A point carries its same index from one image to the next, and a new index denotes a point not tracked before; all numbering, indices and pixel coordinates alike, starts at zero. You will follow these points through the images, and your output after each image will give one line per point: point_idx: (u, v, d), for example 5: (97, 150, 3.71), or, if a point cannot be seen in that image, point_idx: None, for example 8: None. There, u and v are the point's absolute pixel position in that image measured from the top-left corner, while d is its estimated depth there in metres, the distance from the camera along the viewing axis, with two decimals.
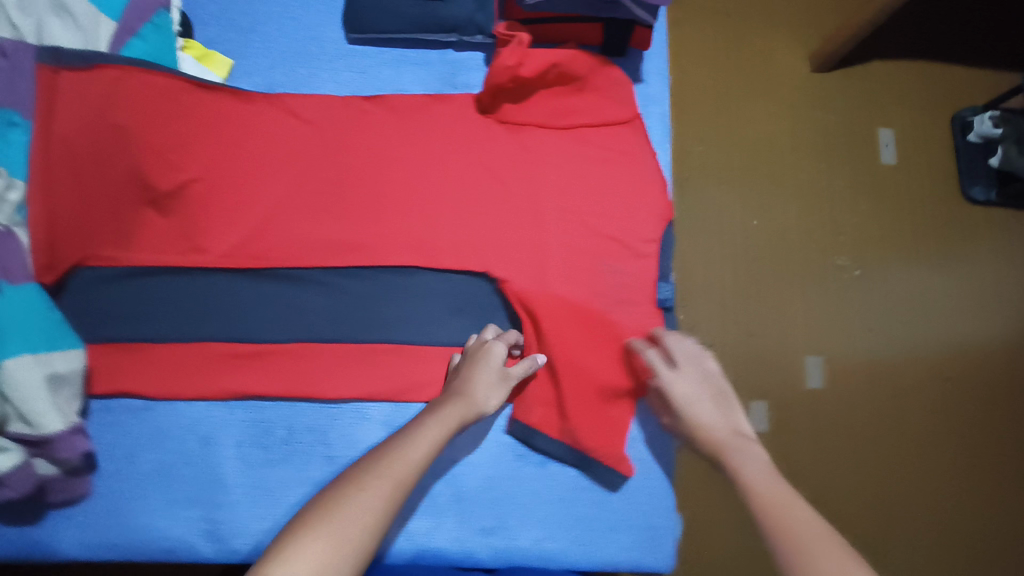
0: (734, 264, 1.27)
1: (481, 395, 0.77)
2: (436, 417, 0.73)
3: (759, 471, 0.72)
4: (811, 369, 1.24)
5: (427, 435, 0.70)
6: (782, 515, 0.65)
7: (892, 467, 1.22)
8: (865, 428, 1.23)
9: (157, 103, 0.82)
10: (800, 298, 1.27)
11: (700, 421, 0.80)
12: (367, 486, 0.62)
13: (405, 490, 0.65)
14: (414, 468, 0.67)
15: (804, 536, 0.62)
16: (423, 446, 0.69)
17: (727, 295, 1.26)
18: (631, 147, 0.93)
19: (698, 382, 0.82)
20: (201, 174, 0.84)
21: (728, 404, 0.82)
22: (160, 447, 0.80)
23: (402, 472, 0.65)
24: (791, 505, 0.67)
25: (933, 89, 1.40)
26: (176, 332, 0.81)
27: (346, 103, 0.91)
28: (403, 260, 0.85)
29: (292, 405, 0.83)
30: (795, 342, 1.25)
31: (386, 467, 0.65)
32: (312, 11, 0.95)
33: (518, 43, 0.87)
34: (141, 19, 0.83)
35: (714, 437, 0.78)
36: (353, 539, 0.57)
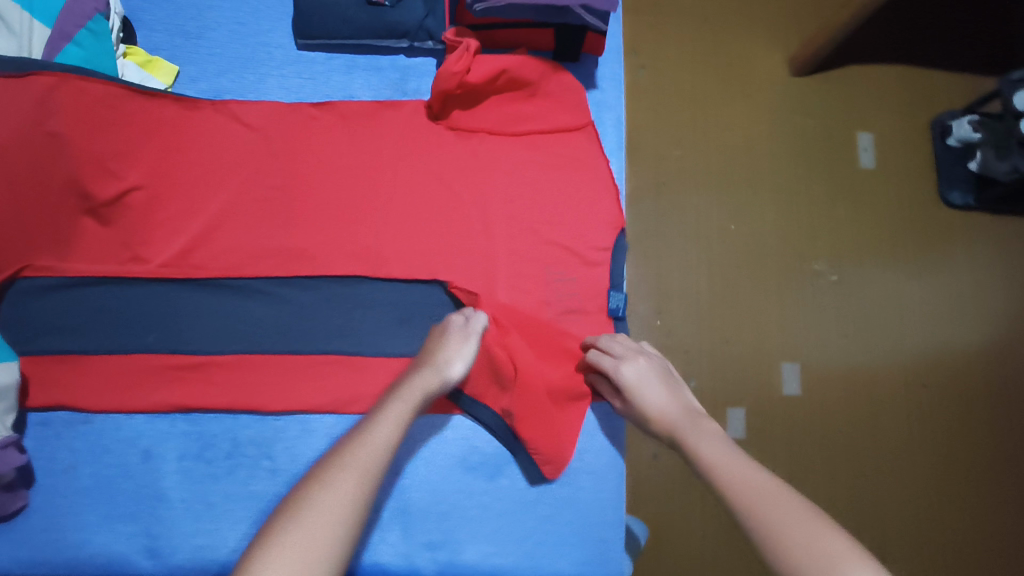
0: (711, 269, 1.26)
1: (448, 364, 0.75)
2: (395, 397, 0.70)
3: (717, 446, 0.70)
4: (787, 375, 1.23)
5: (389, 415, 0.67)
6: (747, 489, 0.63)
7: (867, 473, 1.21)
8: (842, 433, 1.22)
9: (96, 111, 0.81)
10: (776, 303, 1.26)
11: (653, 404, 0.78)
12: (332, 479, 0.59)
13: (376, 477, 0.61)
14: (383, 451, 0.64)
15: (773, 507, 0.59)
16: (387, 428, 0.66)
17: (703, 301, 1.24)
18: (584, 154, 0.92)
19: (645, 367, 0.81)
20: (142, 183, 0.83)
21: (677, 385, 0.81)
22: (99, 461, 0.78)
23: (368, 456, 0.62)
24: (756, 478, 0.64)
25: (908, 93, 1.39)
26: (116, 344, 0.79)
27: (294, 110, 0.89)
28: (349, 270, 0.85)
29: (235, 417, 0.81)
30: (772, 347, 1.24)
31: (350, 456, 0.62)
32: (261, 17, 0.94)
33: (465, 50, 0.86)
34: (76, 25, 0.81)
35: (668, 419, 0.76)
36: (325, 539, 0.54)
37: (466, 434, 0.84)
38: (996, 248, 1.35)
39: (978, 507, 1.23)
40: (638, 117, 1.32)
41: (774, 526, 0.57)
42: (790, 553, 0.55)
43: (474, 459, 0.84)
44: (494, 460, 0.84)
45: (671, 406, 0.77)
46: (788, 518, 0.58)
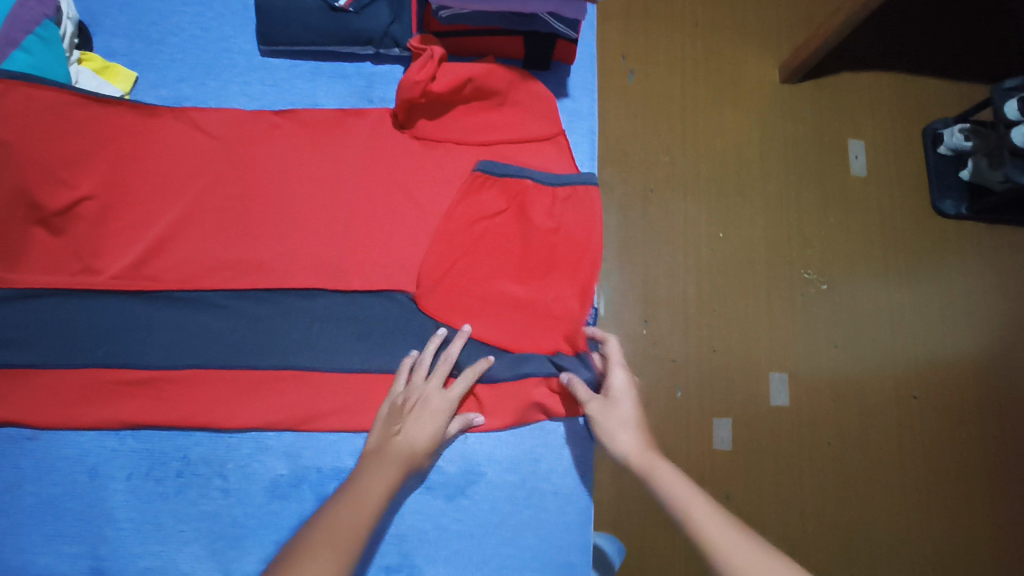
0: (699, 277, 1.23)
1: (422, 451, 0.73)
2: (366, 478, 0.68)
3: (683, 484, 0.68)
4: (776, 386, 1.19)
5: (363, 495, 0.66)
6: (721, 535, 0.61)
7: (858, 487, 1.18)
8: (830, 446, 1.19)
9: (45, 119, 0.79)
10: (765, 312, 1.23)
11: (625, 424, 0.76)
12: (321, 555, 0.56)
13: (354, 550, 0.59)
14: (362, 530, 0.61)
15: (749, 561, 0.58)
16: (362, 507, 0.64)
17: (690, 310, 1.21)
18: (554, 165, 0.90)
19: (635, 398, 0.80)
20: (96, 192, 0.80)
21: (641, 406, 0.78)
22: (46, 479, 0.76)
23: (346, 533, 0.60)
24: (732, 526, 0.63)
25: (899, 101, 1.37)
26: (64, 357, 0.76)
27: (256, 117, 0.87)
28: (309, 282, 0.82)
29: (187, 434, 0.79)
30: (761, 357, 1.20)
31: (329, 531, 0.59)
32: (226, 23, 0.93)
33: (429, 58, 0.83)
34: (25, 31, 0.79)
35: (631, 444, 0.74)
36: None
37: None
38: (988, 259, 1.32)
39: (970, 521, 1.20)
40: (624, 122, 1.29)
41: None
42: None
43: (435, 479, 0.81)
44: (456, 480, 0.82)
45: (638, 432, 0.75)
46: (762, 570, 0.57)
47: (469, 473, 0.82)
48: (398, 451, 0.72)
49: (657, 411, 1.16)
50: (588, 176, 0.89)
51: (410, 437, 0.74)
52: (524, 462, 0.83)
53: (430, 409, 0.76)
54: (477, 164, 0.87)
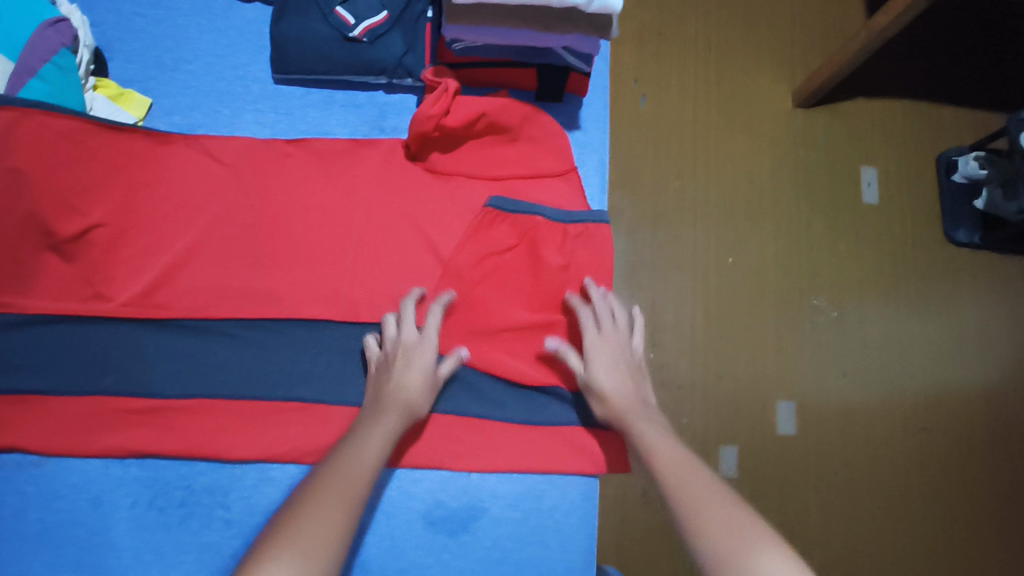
0: (706, 302, 1.22)
1: (414, 390, 0.74)
2: (372, 426, 0.70)
3: (659, 435, 0.72)
4: (782, 415, 1.18)
5: (368, 442, 0.68)
6: (680, 480, 0.64)
7: (863, 520, 1.16)
8: (837, 475, 1.17)
9: (59, 146, 0.80)
10: (774, 339, 1.22)
11: (609, 393, 0.77)
12: (325, 501, 0.59)
13: (359, 497, 0.62)
14: (365, 476, 0.64)
15: (708, 493, 0.61)
16: (369, 454, 0.66)
17: (699, 336, 1.20)
18: (565, 200, 0.90)
19: (615, 355, 0.80)
20: (107, 219, 0.81)
21: (638, 377, 0.80)
22: (50, 506, 0.75)
23: (345, 487, 0.61)
24: (691, 471, 0.65)
25: (914, 129, 1.36)
26: (73, 384, 0.77)
27: (268, 146, 0.88)
28: (316, 313, 0.82)
29: (190, 464, 0.78)
30: (769, 385, 1.19)
31: (338, 478, 0.62)
32: (240, 51, 0.93)
33: (444, 91, 0.83)
34: (42, 59, 0.79)
35: (624, 403, 0.76)
36: (314, 548, 0.54)
37: (429, 487, 0.81)
38: (1002, 291, 1.31)
39: (977, 557, 1.18)
40: (636, 145, 1.28)
41: (705, 496, 0.61)
42: (704, 531, 0.57)
43: (438, 514, 0.80)
44: (458, 516, 0.81)
45: (627, 388, 0.78)
46: (707, 502, 0.60)
47: (472, 508, 0.81)
48: (392, 405, 0.73)
49: None
50: (599, 213, 0.88)
51: (400, 384, 0.75)
52: (527, 498, 0.82)
53: (412, 356, 0.76)
54: (488, 202, 0.87)
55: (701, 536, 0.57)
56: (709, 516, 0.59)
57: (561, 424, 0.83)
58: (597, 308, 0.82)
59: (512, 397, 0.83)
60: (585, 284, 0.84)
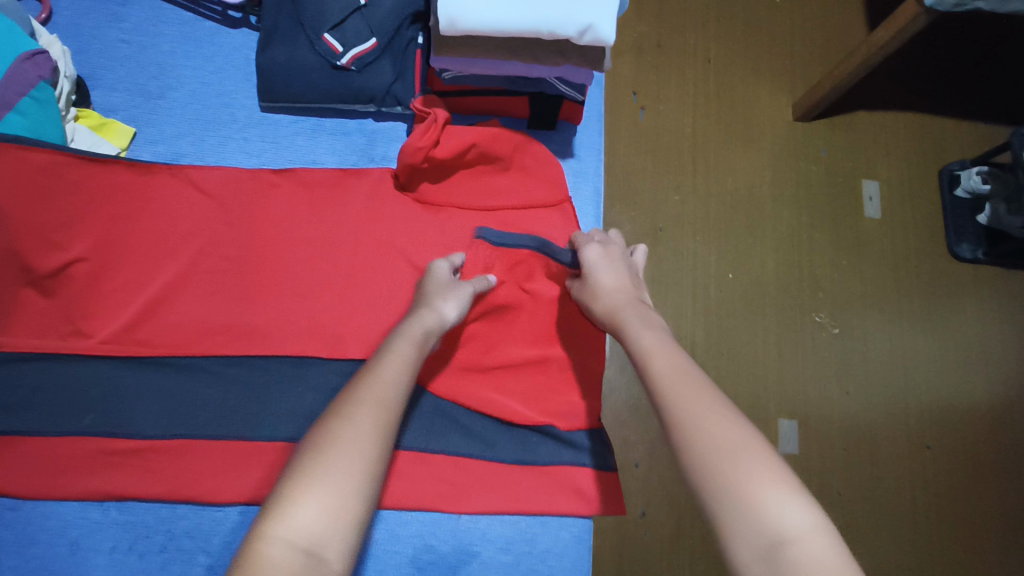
0: (706, 319, 1.19)
1: (442, 303, 0.72)
2: (398, 336, 0.66)
3: (656, 339, 0.66)
4: (784, 433, 1.16)
5: (396, 353, 0.63)
6: (676, 386, 0.60)
7: (869, 541, 1.13)
8: (841, 495, 1.14)
9: (38, 179, 0.78)
10: (774, 355, 1.19)
11: (602, 287, 0.75)
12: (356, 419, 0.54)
13: (397, 413, 0.58)
14: (397, 389, 0.60)
15: (706, 407, 0.57)
16: (397, 364, 0.62)
17: (699, 354, 1.18)
18: (559, 230, 0.88)
19: (610, 258, 0.79)
20: (87, 254, 0.79)
21: (636, 284, 0.77)
22: (25, 552, 0.73)
23: (379, 399, 0.57)
24: (690, 377, 0.60)
25: (916, 142, 1.34)
26: (51, 425, 0.75)
27: (254, 176, 0.86)
28: (302, 349, 0.80)
29: (172, 507, 0.76)
30: (770, 403, 1.17)
31: (362, 392, 0.58)
32: (226, 77, 0.92)
33: (433, 122, 0.81)
34: (20, 93, 0.77)
35: (617, 298, 0.74)
36: (353, 474, 0.51)
37: (418, 530, 0.79)
38: (1008, 309, 1.28)
39: None
40: (634, 160, 1.26)
41: (701, 410, 0.57)
42: (705, 455, 0.53)
43: (426, 558, 0.78)
44: (448, 559, 0.78)
45: (621, 292, 0.74)
46: (708, 417, 0.56)
47: (462, 552, 0.79)
48: (420, 316, 0.69)
49: None
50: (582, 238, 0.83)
51: (429, 301, 0.72)
52: (519, 541, 0.79)
53: (435, 280, 0.75)
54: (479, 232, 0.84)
55: (703, 457, 0.53)
56: (714, 434, 0.55)
57: (553, 462, 0.81)
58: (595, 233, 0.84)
59: (501, 435, 0.81)
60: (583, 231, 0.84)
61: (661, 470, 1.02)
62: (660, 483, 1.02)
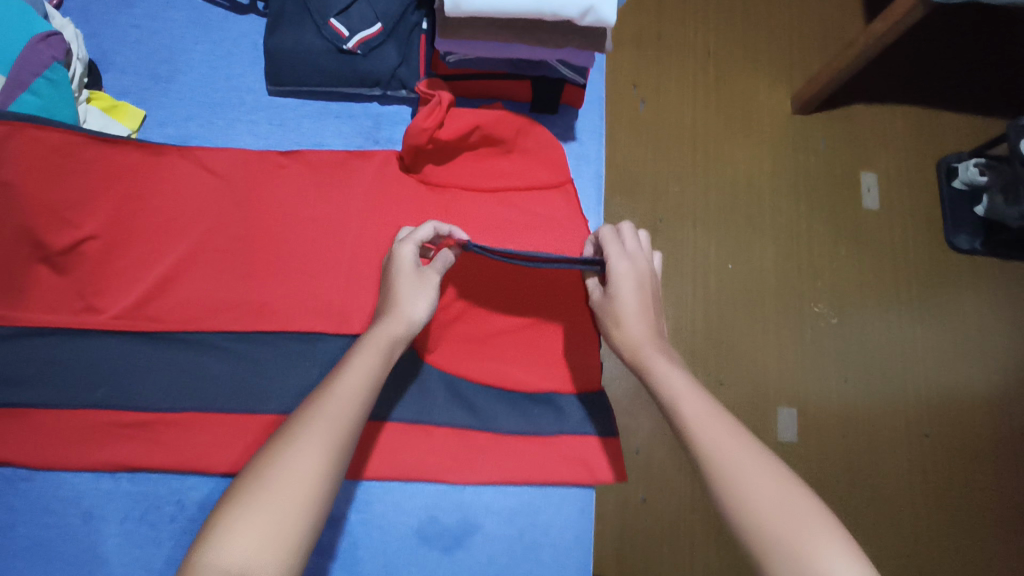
0: (706, 308, 1.21)
1: (410, 304, 0.67)
2: (360, 346, 0.62)
3: (684, 378, 0.62)
4: (784, 421, 1.18)
5: (356, 363, 0.60)
6: (716, 434, 0.56)
7: (867, 528, 1.15)
8: (840, 482, 1.16)
9: (51, 159, 0.80)
10: (773, 344, 1.21)
11: (627, 313, 0.69)
12: (299, 446, 0.51)
13: (349, 435, 0.54)
14: (354, 404, 0.56)
15: (750, 464, 0.53)
16: (354, 379, 0.58)
17: (699, 343, 1.19)
18: (560, 212, 0.90)
19: (639, 273, 0.71)
20: (99, 232, 0.81)
21: (657, 305, 0.72)
22: (39, 520, 0.75)
23: (331, 422, 0.54)
24: (727, 425, 0.57)
25: (914, 134, 1.35)
26: (64, 397, 0.77)
27: (262, 158, 0.88)
28: (309, 326, 0.82)
29: (181, 478, 0.78)
30: (769, 391, 1.19)
31: (313, 414, 0.54)
32: (234, 61, 0.93)
33: (439, 104, 0.82)
34: (33, 73, 0.79)
35: (642, 334, 0.68)
36: (290, 503, 0.48)
37: (423, 502, 0.80)
38: (1003, 299, 1.30)
39: (978, 562, 1.17)
40: (635, 150, 1.28)
41: (745, 467, 0.53)
42: (757, 520, 0.50)
43: (432, 529, 0.80)
44: (453, 531, 0.80)
45: (646, 319, 0.69)
46: (750, 474, 0.53)
47: (467, 524, 0.80)
48: (385, 324, 0.65)
49: None
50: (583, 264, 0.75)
51: (398, 303, 0.67)
52: (523, 514, 0.81)
53: (405, 274, 0.68)
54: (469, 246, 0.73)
55: (756, 522, 0.50)
56: (763, 495, 0.51)
57: (555, 433, 0.82)
58: (623, 233, 0.74)
59: (504, 409, 0.83)
60: (619, 225, 0.76)
61: (661, 455, 1.05)
62: (661, 468, 1.05)
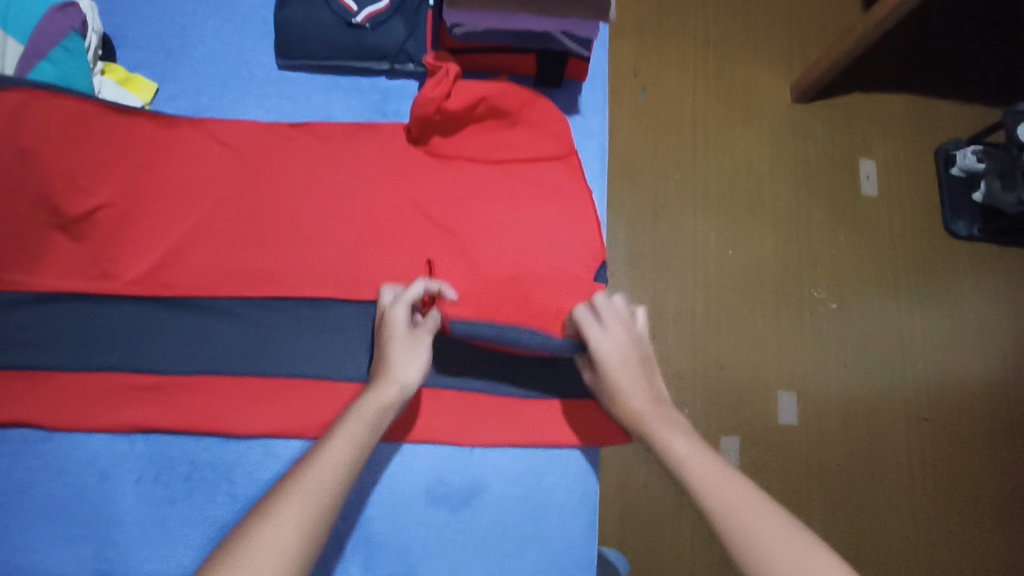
0: (707, 294, 1.23)
1: (400, 370, 0.72)
2: (351, 415, 0.66)
3: (685, 444, 0.66)
4: (783, 405, 1.20)
5: (344, 434, 0.63)
6: (719, 493, 0.60)
7: (864, 512, 1.17)
8: (839, 466, 1.18)
9: (68, 129, 0.82)
10: (773, 330, 1.23)
11: (625, 390, 0.73)
12: (275, 518, 0.54)
13: (328, 502, 0.57)
14: (333, 476, 0.59)
15: (758, 522, 0.57)
16: (343, 448, 0.62)
17: (699, 328, 1.21)
18: (565, 184, 0.91)
19: (622, 346, 0.75)
20: (114, 200, 0.83)
21: (650, 369, 0.76)
22: (56, 481, 0.77)
23: (316, 493, 0.57)
24: (731, 482, 0.61)
25: (911, 120, 1.37)
26: (81, 360, 0.79)
27: (272, 130, 0.89)
28: (320, 292, 0.84)
29: (195, 439, 0.80)
30: (770, 376, 1.20)
31: (299, 486, 0.58)
32: (244, 37, 0.95)
33: (444, 75, 0.86)
34: (51, 42, 0.81)
35: (639, 409, 0.72)
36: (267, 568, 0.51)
37: (432, 463, 0.82)
38: (1000, 284, 1.32)
39: (975, 545, 1.18)
40: (636, 137, 1.29)
41: (755, 527, 0.56)
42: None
43: (440, 490, 0.81)
44: (461, 492, 0.82)
45: (642, 391, 0.73)
46: (757, 531, 0.56)
47: (475, 485, 0.82)
48: (371, 395, 0.69)
49: None
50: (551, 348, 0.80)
51: (387, 373, 0.71)
52: (529, 476, 0.83)
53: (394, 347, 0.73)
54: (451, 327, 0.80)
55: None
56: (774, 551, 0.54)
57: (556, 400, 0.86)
58: (599, 307, 0.77)
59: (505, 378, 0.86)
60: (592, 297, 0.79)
61: None
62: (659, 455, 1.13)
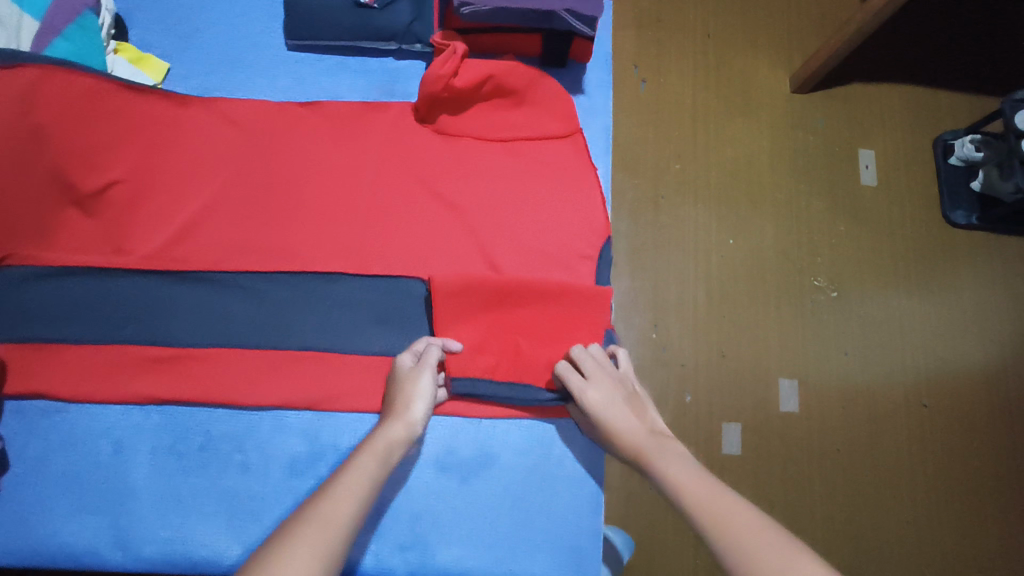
0: (708, 282, 1.24)
1: (407, 409, 0.73)
2: (362, 452, 0.66)
3: (683, 471, 0.65)
4: (784, 393, 1.21)
5: (356, 468, 0.63)
6: (719, 512, 0.58)
7: (865, 498, 1.18)
8: (839, 452, 1.20)
9: (78, 105, 0.83)
10: (773, 319, 1.24)
11: (618, 429, 0.73)
12: (289, 538, 0.53)
13: (344, 530, 0.56)
14: (346, 505, 0.58)
15: (755, 537, 0.54)
16: (358, 479, 0.62)
17: (700, 316, 1.23)
18: (570, 162, 0.92)
19: (609, 390, 0.76)
20: (127, 176, 0.84)
21: (640, 406, 0.76)
22: (72, 452, 0.78)
23: (331, 517, 0.56)
24: (729, 501, 0.59)
25: (909, 110, 1.39)
26: (96, 333, 0.80)
27: (281, 108, 0.91)
28: (329, 267, 0.85)
29: (208, 411, 0.81)
30: (771, 363, 1.22)
31: (311, 512, 0.56)
32: (253, 18, 0.97)
33: (451, 53, 0.87)
34: (66, 20, 0.83)
35: (635, 443, 0.71)
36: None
37: (441, 435, 0.83)
38: (1000, 271, 1.32)
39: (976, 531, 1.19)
40: (637, 127, 1.31)
41: (753, 542, 0.54)
42: None
43: (449, 460, 0.83)
44: (470, 462, 0.83)
45: (636, 425, 0.73)
46: (755, 545, 0.54)
47: (483, 456, 0.83)
48: (378, 436, 0.69)
49: (666, 414, 1.18)
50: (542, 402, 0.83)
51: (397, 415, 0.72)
52: (536, 448, 0.84)
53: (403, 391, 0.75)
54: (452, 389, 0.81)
55: None
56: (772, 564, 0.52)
57: None
58: (578, 357, 0.79)
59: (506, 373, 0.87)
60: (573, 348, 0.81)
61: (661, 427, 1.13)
62: None
